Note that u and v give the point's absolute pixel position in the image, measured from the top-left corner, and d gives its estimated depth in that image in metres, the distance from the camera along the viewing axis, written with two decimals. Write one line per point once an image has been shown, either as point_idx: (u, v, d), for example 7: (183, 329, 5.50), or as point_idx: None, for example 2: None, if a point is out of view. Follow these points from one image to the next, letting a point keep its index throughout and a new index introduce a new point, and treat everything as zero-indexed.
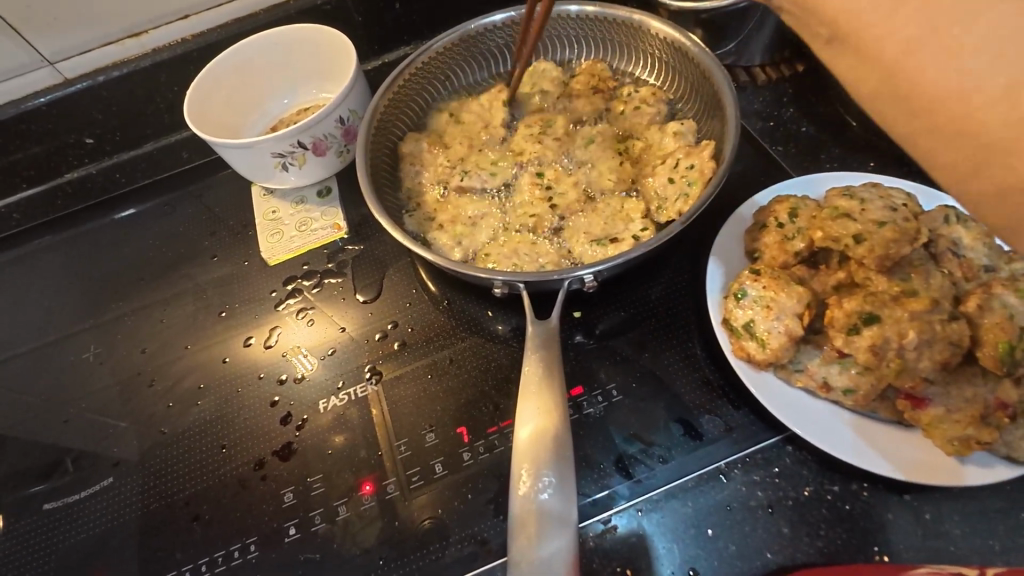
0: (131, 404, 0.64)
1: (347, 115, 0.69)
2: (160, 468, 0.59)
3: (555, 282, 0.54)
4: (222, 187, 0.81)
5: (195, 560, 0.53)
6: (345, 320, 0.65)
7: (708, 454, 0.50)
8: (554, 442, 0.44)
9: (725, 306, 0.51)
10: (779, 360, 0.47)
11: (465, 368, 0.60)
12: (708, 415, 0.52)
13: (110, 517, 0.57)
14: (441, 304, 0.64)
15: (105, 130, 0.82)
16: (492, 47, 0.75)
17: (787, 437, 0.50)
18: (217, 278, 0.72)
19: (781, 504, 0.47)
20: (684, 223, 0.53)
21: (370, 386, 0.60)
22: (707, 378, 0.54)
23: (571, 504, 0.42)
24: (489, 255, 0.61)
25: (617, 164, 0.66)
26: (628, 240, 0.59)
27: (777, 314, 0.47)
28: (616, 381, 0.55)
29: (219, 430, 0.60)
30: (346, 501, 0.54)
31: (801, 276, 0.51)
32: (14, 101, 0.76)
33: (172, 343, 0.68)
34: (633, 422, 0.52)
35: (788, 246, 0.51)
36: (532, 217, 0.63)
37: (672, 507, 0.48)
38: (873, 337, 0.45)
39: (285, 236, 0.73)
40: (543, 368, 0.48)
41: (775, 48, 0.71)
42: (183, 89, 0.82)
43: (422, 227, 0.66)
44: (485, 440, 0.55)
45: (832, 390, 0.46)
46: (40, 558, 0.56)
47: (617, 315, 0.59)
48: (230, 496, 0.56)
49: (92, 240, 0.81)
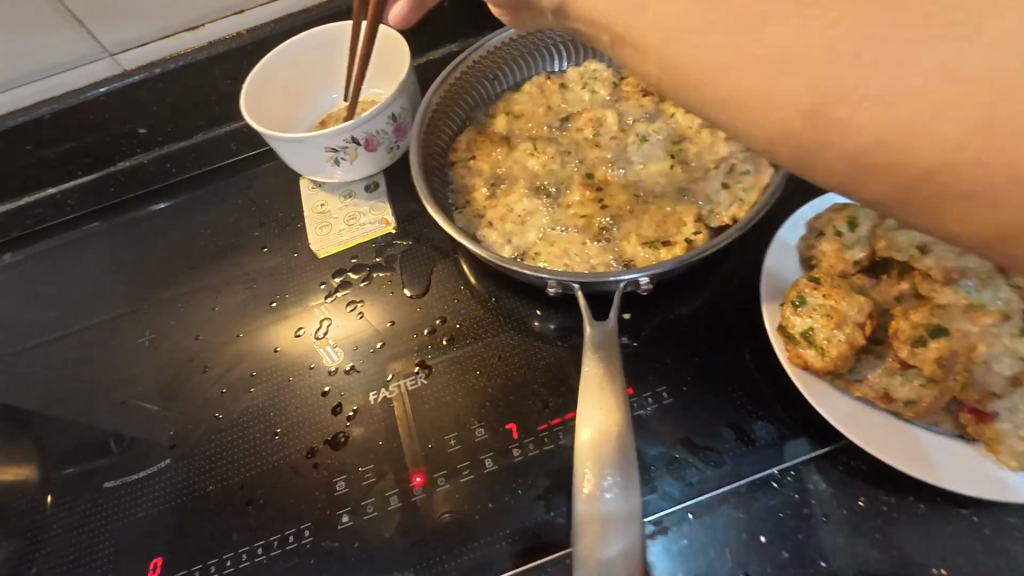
0: (184, 390, 0.66)
1: (399, 112, 0.70)
2: (214, 453, 0.61)
3: (610, 283, 0.54)
4: (270, 179, 0.83)
5: (252, 543, 0.55)
6: (394, 314, 0.66)
7: (762, 460, 0.50)
8: (615, 440, 0.44)
9: (782, 313, 0.50)
10: (839, 369, 0.47)
11: (514, 364, 0.61)
12: (761, 421, 0.52)
13: (165, 499, 0.59)
14: (488, 301, 0.65)
15: (159, 120, 0.85)
16: (545, 46, 0.76)
17: (840, 447, 0.50)
18: (267, 269, 0.74)
19: (835, 513, 0.47)
20: (738, 230, 0.54)
21: (419, 379, 0.61)
22: (759, 385, 0.54)
23: (636, 504, 0.42)
24: (539, 255, 0.62)
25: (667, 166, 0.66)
26: (681, 243, 0.59)
27: (839, 323, 0.47)
28: (667, 384, 0.55)
29: (272, 417, 0.61)
30: (397, 492, 0.55)
31: (862, 286, 0.50)
32: (74, 91, 0.79)
33: (223, 331, 0.69)
34: (685, 426, 0.53)
35: (847, 255, 0.51)
36: (582, 218, 0.64)
37: (724, 512, 0.48)
38: (940, 349, 0.44)
39: (333, 229, 0.74)
40: (603, 368, 0.48)
41: None
42: (234, 82, 0.84)
43: (471, 223, 0.66)
44: (536, 437, 0.55)
45: (893, 401, 0.45)
46: (100, 534, 0.59)
47: (666, 318, 0.59)
48: (285, 482, 0.57)
49: (142, 228, 0.84)
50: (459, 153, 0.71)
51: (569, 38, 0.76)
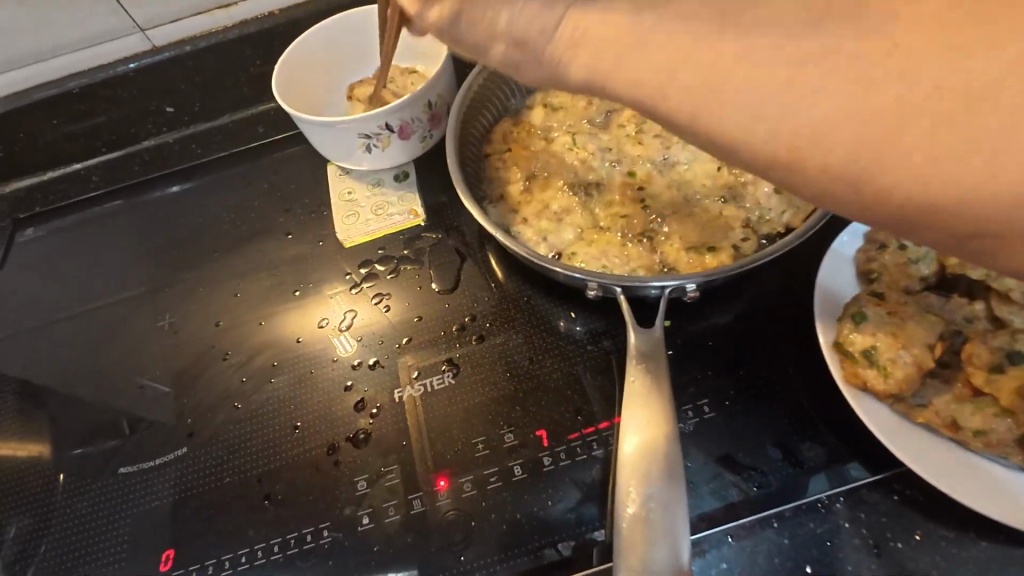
0: (203, 378, 0.64)
1: (435, 100, 0.68)
2: (232, 444, 0.59)
3: (654, 289, 0.51)
4: (296, 164, 0.81)
5: (268, 540, 0.53)
6: (420, 309, 0.64)
7: (809, 484, 0.47)
8: (662, 451, 0.42)
9: (839, 329, 0.47)
10: (903, 392, 0.44)
11: (545, 368, 0.58)
12: (810, 442, 0.49)
13: (182, 488, 0.57)
14: (520, 300, 0.63)
15: (187, 99, 0.83)
16: None
17: (896, 474, 0.46)
18: (292, 256, 0.72)
19: (889, 545, 0.44)
20: (795, 237, 0.50)
21: (446, 378, 0.59)
22: (807, 404, 0.50)
23: (683, 520, 0.40)
24: (576, 254, 0.59)
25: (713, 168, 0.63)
26: (727, 249, 0.57)
27: (906, 343, 0.44)
28: (708, 397, 0.52)
29: (293, 411, 0.59)
30: (420, 496, 0.52)
31: (928, 304, 0.47)
32: (104, 66, 0.78)
33: (245, 318, 0.68)
34: (727, 443, 0.50)
35: (911, 271, 0.48)
36: (622, 218, 0.61)
37: (767, 537, 0.46)
38: (1021, 378, 0.41)
39: (361, 218, 0.72)
40: (648, 376, 0.45)
41: None
42: (264, 63, 0.82)
43: (506, 218, 0.63)
44: (567, 446, 0.53)
45: (961, 431, 0.42)
46: (113, 521, 0.57)
47: (707, 327, 0.56)
48: (304, 479, 0.55)
49: (164, 208, 0.82)
50: (496, 145, 0.68)
51: None
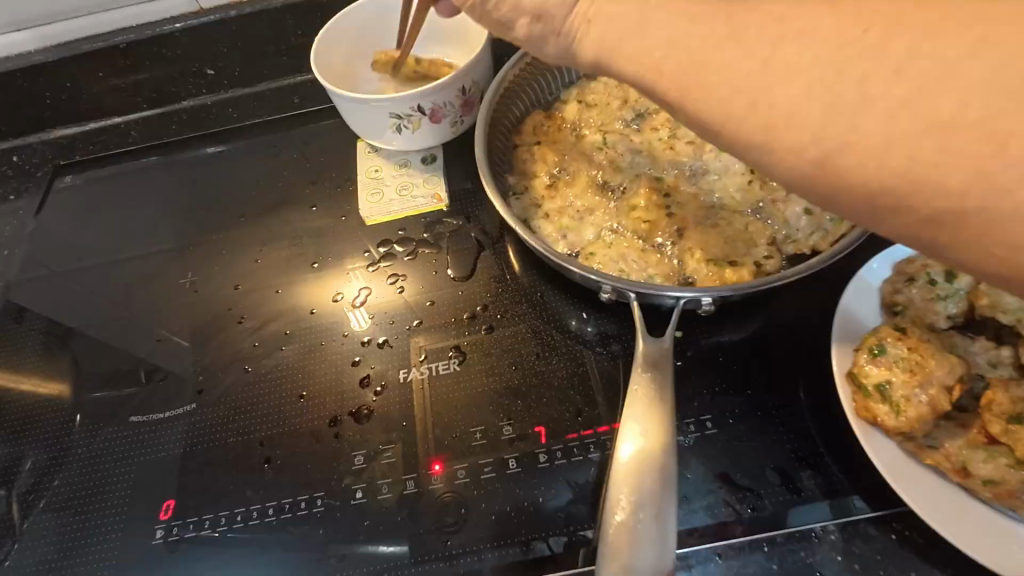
0: (218, 338, 0.66)
1: (470, 86, 0.68)
2: (239, 405, 0.60)
3: (669, 298, 0.50)
4: (327, 137, 0.82)
5: (264, 503, 0.54)
6: (434, 293, 0.64)
7: (804, 512, 0.46)
8: (659, 458, 0.42)
9: (855, 359, 0.46)
10: (913, 431, 0.42)
11: (551, 366, 0.58)
12: (810, 471, 0.48)
13: (188, 442, 0.59)
14: (533, 296, 0.63)
15: (227, 62, 0.84)
16: None
17: (897, 513, 0.45)
18: (314, 229, 0.73)
19: None
20: (821, 261, 0.49)
21: (452, 365, 0.59)
22: (813, 431, 0.49)
23: (672, 528, 0.40)
24: (594, 255, 0.59)
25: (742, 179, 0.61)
26: (749, 266, 0.55)
27: (922, 382, 0.43)
28: (712, 414, 0.51)
29: (301, 379, 0.60)
30: (414, 477, 0.53)
31: (952, 343, 0.45)
32: (152, 24, 0.80)
33: (263, 285, 0.69)
34: (726, 462, 0.49)
35: (937, 307, 0.47)
36: (645, 223, 0.59)
37: (756, 560, 0.45)
38: None
39: (384, 197, 0.72)
40: (652, 384, 0.45)
41: None
42: (306, 33, 0.82)
43: (528, 212, 0.63)
44: (564, 445, 0.53)
45: (971, 477, 0.41)
46: (120, 466, 0.59)
47: (719, 343, 0.55)
48: (305, 447, 0.56)
49: (195, 168, 0.83)
50: (524, 137, 0.68)
51: None
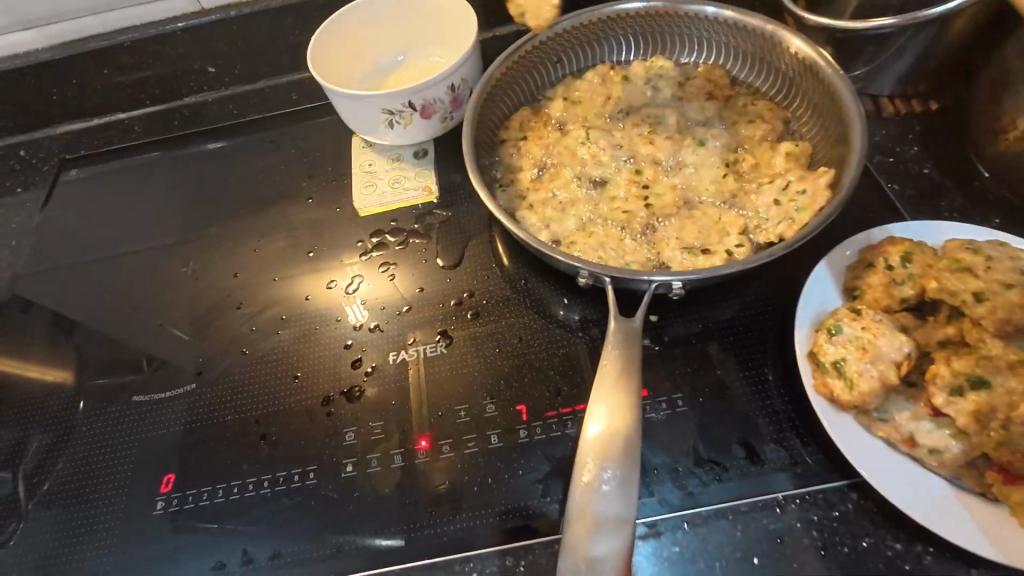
0: (217, 323, 0.69)
1: (459, 83, 0.71)
2: (236, 386, 0.63)
3: (642, 283, 0.53)
4: (323, 133, 0.85)
5: (259, 476, 0.57)
6: (424, 281, 0.67)
7: (767, 483, 0.49)
8: (624, 436, 0.44)
9: (815, 339, 0.49)
10: (865, 405, 0.45)
11: (532, 349, 0.61)
12: (774, 445, 0.51)
13: (187, 420, 0.62)
14: (517, 283, 0.66)
15: (227, 61, 0.87)
16: (614, 36, 0.75)
17: (853, 484, 0.48)
18: (310, 220, 0.76)
19: (835, 549, 0.46)
20: (785, 248, 0.52)
21: (439, 348, 0.62)
22: (777, 408, 0.52)
23: (633, 501, 0.42)
24: (574, 244, 0.62)
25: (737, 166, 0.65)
26: (721, 253, 0.58)
27: (873, 358, 0.46)
28: (683, 392, 0.54)
29: (295, 361, 0.63)
30: (402, 452, 0.56)
31: (905, 323, 0.48)
32: (154, 23, 0.82)
33: (261, 273, 0.72)
34: (695, 437, 0.52)
35: (894, 291, 0.49)
36: (623, 213, 0.63)
37: (721, 528, 0.48)
38: (979, 403, 0.43)
39: (377, 189, 0.76)
40: (621, 362, 0.48)
41: (909, 81, 0.68)
42: (303, 32, 0.85)
43: (513, 203, 0.66)
44: (543, 422, 0.56)
45: (917, 446, 0.44)
46: (123, 443, 0.62)
47: (691, 326, 0.58)
48: (299, 425, 0.59)
49: (196, 162, 0.86)
50: (511, 132, 0.71)
51: (643, 31, 0.74)
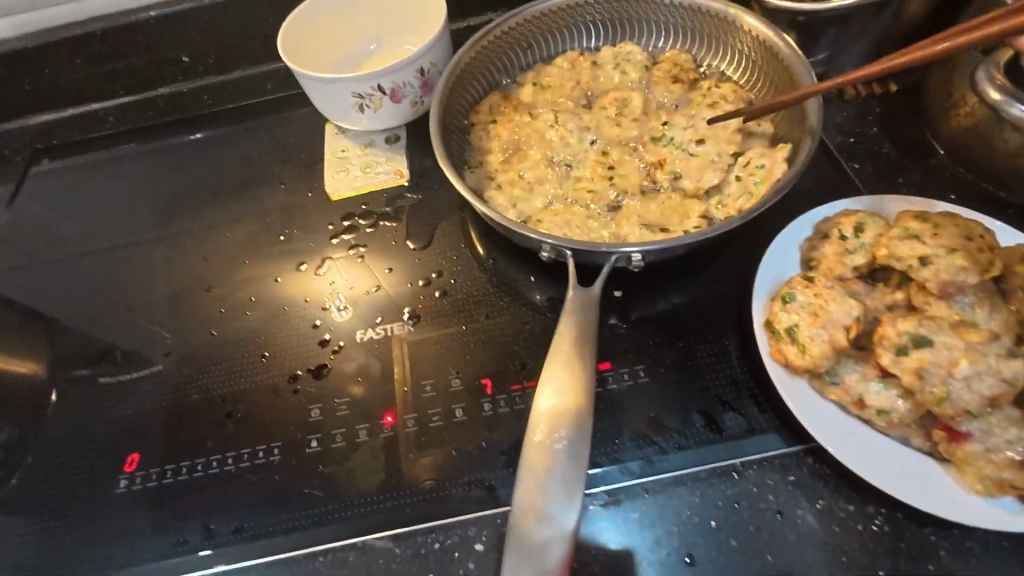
0: (186, 306, 0.69)
1: (428, 66, 0.71)
2: (204, 366, 0.63)
3: (602, 255, 0.54)
4: (297, 121, 0.85)
5: (224, 454, 0.57)
6: (393, 262, 0.68)
7: (726, 449, 0.50)
8: (577, 404, 0.45)
9: (770, 307, 0.50)
10: (817, 368, 0.46)
11: (499, 326, 0.61)
12: (732, 413, 0.51)
13: (154, 400, 0.62)
14: (486, 263, 0.66)
15: (202, 51, 0.88)
16: (581, 23, 0.76)
17: (809, 448, 0.49)
18: (281, 205, 0.76)
19: (791, 511, 0.47)
20: (741, 219, 0.53)
21: (406, 326, 0.62)
22: (737, 378, 0.53)
23: (581, 469, 0.42)
24: (540, 222, 0.62)
25: (727, 121, 0.65)
26: (680, 231, 0.59)
27: (824, 322, 0.47)
28: (645, 365, 0.55)
29: (264, 341, 0.64)
30: (367, 427, 0.56)
31: (856, 291, 0.50)
32: (128, 12, 0.83)
33: (232, 257, 0.72)
34: (656, 406, 0.52)
35: (847, 259, 0.50)
36: (588, 193, 0.64)
37: (680, 494, 0.48)
38: (921, 360, 0.44)
39: (349, 174, 0.76)
40: (577, 331, 0.49)
41: (868, 64, 0.70)
42: (277, 22, 0.86)
43: (481, 184, 0.67)
44: (508, 395, 0.56)
45: (866, 407, 0.45)
46: (89, 424, 0.62)
47: (653, 303, 0.59)
48: (265, 403, 0.59)
49: (169, 151, 0.87)
50: (480, 115, 0.72)
51: (610, 18, 0.75)
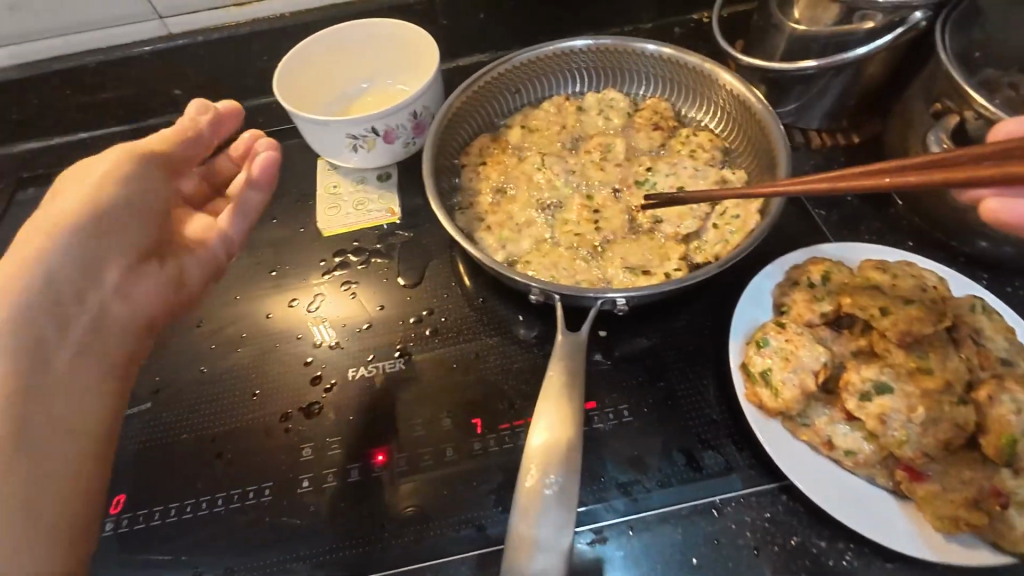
0: (174, 342, 0.69)
1: (421, 110, 0.74)
2: (193, 404, 0.63)
3: (589, 299, 0.57)
4: (288, 155, 0.87)
5: (214, 494, 0.57)
6: (384, 299, 0.69)
7: (705, 487, 0.52)
8: (565, 449, 0.46)
9: (746, 351, 0.53)
10: (789, 411, 0.49)
11: (489, 363, 0.63)
12: (711, 451, 0.54)
13: (140, 439, 0.62)
14: (475, 302, 0.68)
15: (194, 84, 0.89)
16: (567, 70, 0.80)
17: (783, 486, 0.52)
18: (272, 239, 0.77)
19: (766, 547, 0.49)
20: (719, 268, 0.56)
21: (398, 364, 0.64)
22: (715, 417, 0.56)
23: (569, 514, 0.44)
24: (529, 263, 0.65)
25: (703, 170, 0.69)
26: (660, 274, 0.62)
27: (795, 367, 0.50)
28: (629, 404, 0.57)
29: (255, 378, 0.64)
30: (358, 466, 0.57)
31: (824, 336, 0.53)
32: (120, 46, 0.84)
33: (222, 291, 0.73)
34: (639, 445, 0.55)
35: (814, 306, 0.54)
36: (576, 235, 0.67)
37: (662, 532, 0.50)
38: (883, 406, 0.47)
39: (341, 211, 0.78)
40: (565, 376, 0.51)
41: (833, 117, 0.75)
42: (271, 59, 0.88)
43: (471, 225, 0.69)
44: (497, 434, 0.58)
45: (835, 449, 0.48)
46: None
47: (636, 342, 0.61)
48: (255, 442, 0.60)
49: None
50: (470, 157, 0.74)
51: (594, 66, 0.80)
